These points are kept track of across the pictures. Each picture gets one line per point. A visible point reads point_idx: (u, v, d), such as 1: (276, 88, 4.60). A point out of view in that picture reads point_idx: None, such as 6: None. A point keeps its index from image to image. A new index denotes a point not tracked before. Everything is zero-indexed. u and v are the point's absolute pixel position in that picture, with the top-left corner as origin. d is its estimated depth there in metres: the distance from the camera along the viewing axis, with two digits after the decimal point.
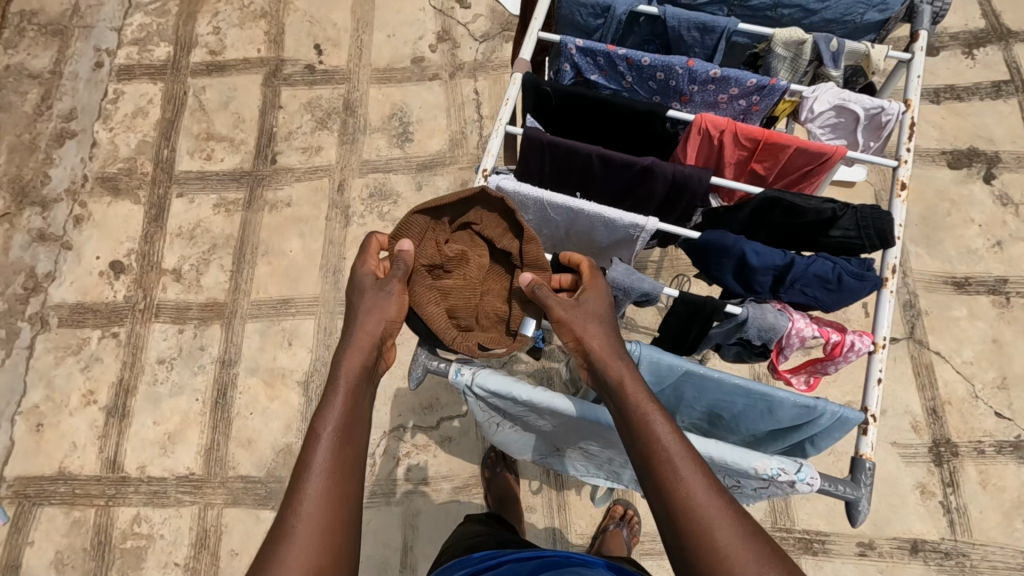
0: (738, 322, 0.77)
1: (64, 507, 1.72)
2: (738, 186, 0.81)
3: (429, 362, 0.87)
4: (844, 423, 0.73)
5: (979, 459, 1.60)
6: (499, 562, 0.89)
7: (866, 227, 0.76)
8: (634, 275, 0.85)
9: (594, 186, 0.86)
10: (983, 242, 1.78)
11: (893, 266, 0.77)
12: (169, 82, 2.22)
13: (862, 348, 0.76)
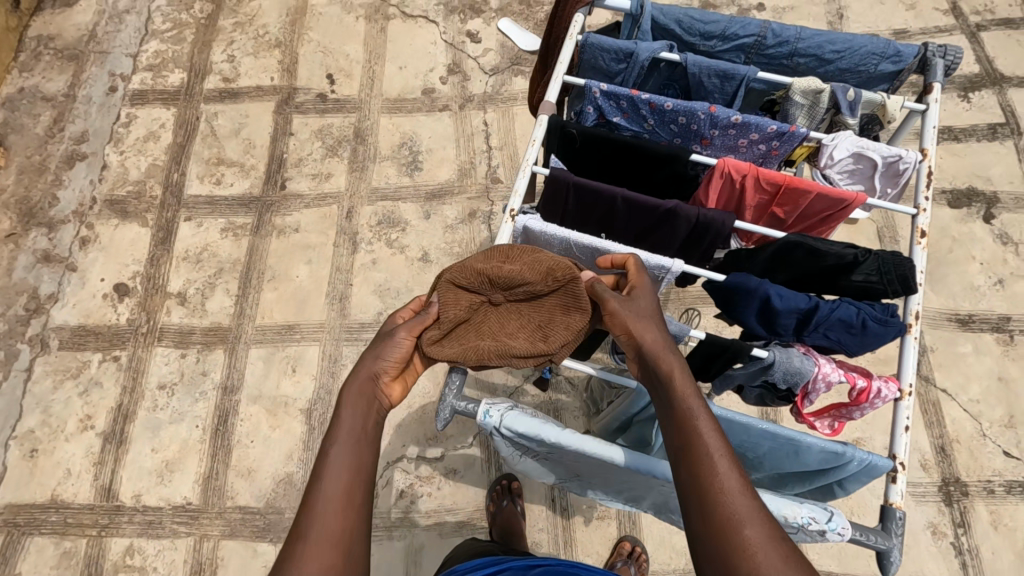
0: (763, 365, 0.77)
1: (55, 537, 1.67)
2: (759, 230, 0.82)
3: (457, 403, 0.77)
4: (872, 468, 0.72)
5: (990, 498, 1.59)
6: (503, 567, 0.87)
7: (887, 273, 0.77)
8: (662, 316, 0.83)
9: (618, 228, 0.87)
10: (985, 280, 1.81)
11: (916, 313, 0.78)
12: (181, 108, 2.25)
13: (889, 394, 0.76)
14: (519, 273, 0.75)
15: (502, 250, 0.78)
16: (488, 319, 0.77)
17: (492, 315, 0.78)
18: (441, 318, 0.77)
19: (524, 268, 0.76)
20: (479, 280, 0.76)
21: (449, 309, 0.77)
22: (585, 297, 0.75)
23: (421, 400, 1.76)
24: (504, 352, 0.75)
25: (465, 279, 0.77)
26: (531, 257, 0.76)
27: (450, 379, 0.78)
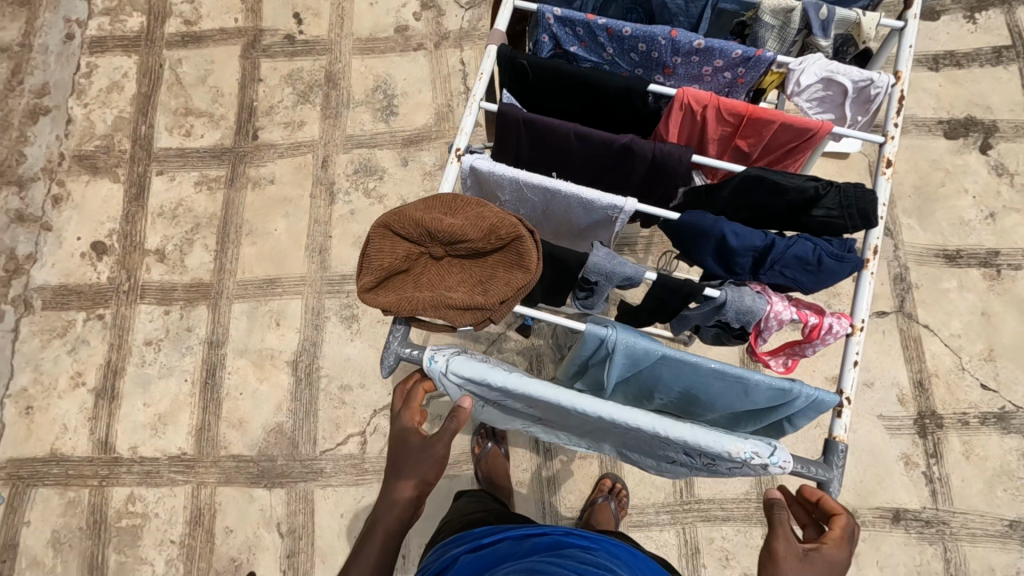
0: (715, 305, 0.75)
1: (59, 488, 1.74)
2: (720, 165, 0.78)
3: (401, 349, 0.81)
4: (820, 404, 0.73)
5: (963, 430, 1.62)
6: (500, 539, 0.92)
7: (849, 207, 0.74)
8: (618, 259, 0.76)
9: (572, 167, 0.82)
10: (977, 213, 1.76)
11: (874, 248, 0.76)
12: (143, 55, 2.14)
13: (840, 330, 0.75)
14: (459, 227, 0.63)
15: (444, 198, 0.66)
16: (427, 274, 0.67)
17: (432, 268, 0.67)
18: (373, 269, 0.65)
19: (467, 223, 0.64)
20: (418, 232, 0.64)
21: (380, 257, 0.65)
22: (531, 255, 0.65)
23: None
24: (440, 307, 0.65)
25: (400, 228, 0.65)
26: (476, 211, 0.65)
27: (393, 330, 0.82)
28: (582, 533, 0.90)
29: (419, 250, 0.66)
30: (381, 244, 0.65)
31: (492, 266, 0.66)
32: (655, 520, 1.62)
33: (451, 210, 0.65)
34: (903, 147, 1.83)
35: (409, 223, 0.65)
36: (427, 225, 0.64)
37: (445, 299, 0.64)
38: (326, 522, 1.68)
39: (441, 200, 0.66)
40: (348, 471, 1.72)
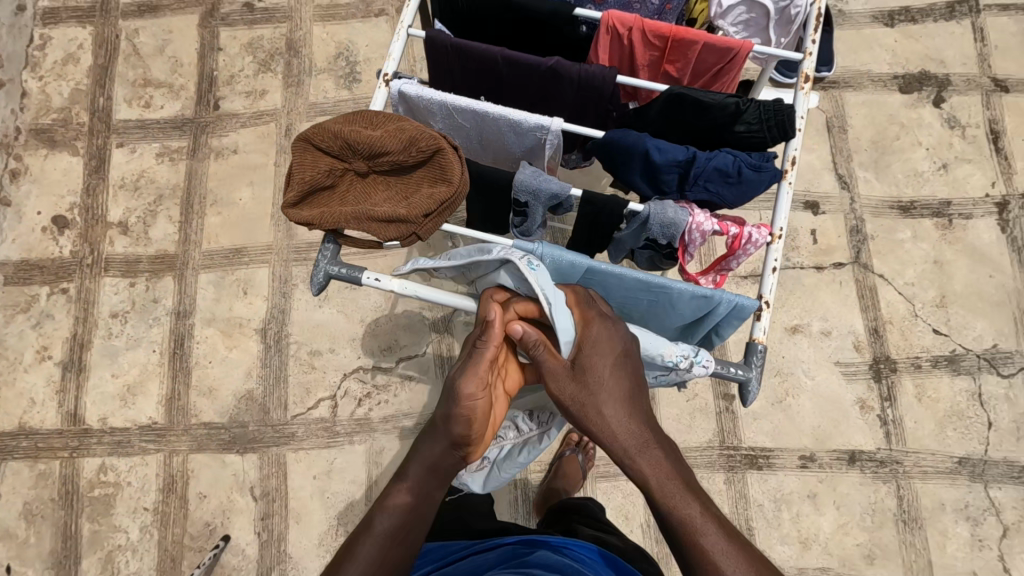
0: (641, 221, 0.79)
1: (29, 461, 1.73)
2: (645, 85, 0.81)
3: (331, 267, 0.78)
4: (741, 309, 0.81)
5: (916, 373, 1.67)
6: (467, 555, 0.98)
7: (767, 120, 0.77)
8: (543, 177, 0.78)
9: (505, 94, 0.86)
10: (930, 165, 1.80)
11: (794, 159, 0.78)
12: (98, 26, 2.09)
13: (760, 239, 0.78)
14: (379, 139, 0.68)
15: (364, 115, 0.70)
16: (352, 188, 0.71)
17: (357, 185, 0.72)
18: (299, 184, 0.69)
19: (386, 135, 0.68)
20: (340, 145, 0.68)
21: (303, 172, 0.69)
22: (453, 169, 0.70)
23: (374, 313, 1.80)
24: (363, 219, 0.69)
25: (324, 142, 0.69)
26: (396, 126, 0.69)
27: (324, 246, 0.80)
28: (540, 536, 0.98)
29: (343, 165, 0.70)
30: (306, 159, 0.69)
31: (415, 180, 0.71)
32: (622, 470, 1.66)
33: (371, 125, 0.69)
34: (860, 102, 1.86)
35: (331, 137, 0.69)
36: (349, 138, 0.68)
37: (368, 208, 0.68)
38: (298, 484, 1.70)
39: (362, 117, 0.70)
40: (320, 434, 1.73)
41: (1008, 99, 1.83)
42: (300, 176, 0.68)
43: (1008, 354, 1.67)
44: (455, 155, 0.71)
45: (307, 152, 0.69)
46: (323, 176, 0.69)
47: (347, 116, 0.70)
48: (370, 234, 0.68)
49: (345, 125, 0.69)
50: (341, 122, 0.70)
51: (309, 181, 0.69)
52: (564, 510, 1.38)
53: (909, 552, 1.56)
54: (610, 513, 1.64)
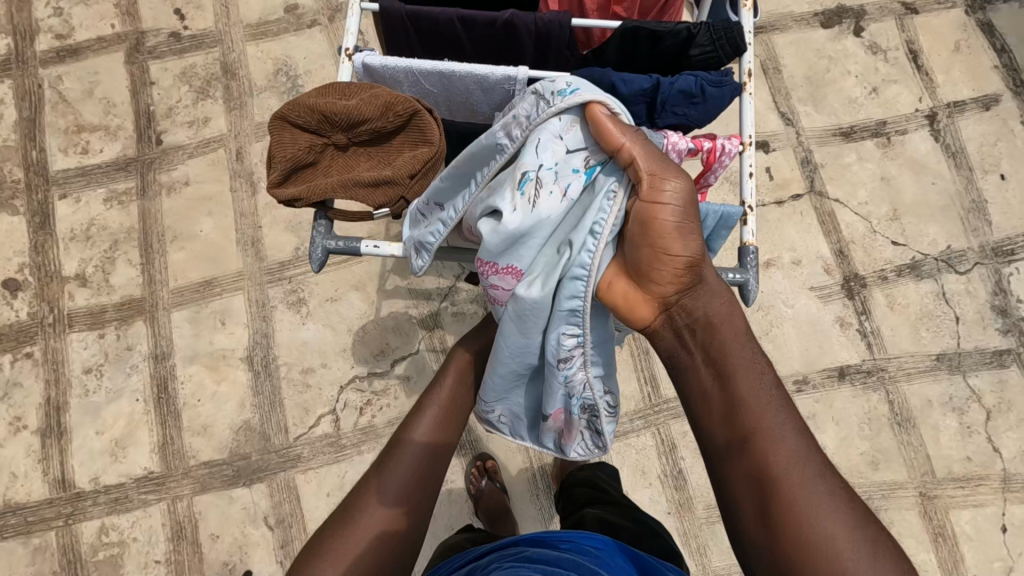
0: None
1: (21, 537, 1.64)
2: (599, 24, 0.84)
3: (328, 242, 0.79)
4: (727, 219, 0.83)
5: (884, 285, 1.77)
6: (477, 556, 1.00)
7: (719, 40, 0.82)
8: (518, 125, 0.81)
9: (466, 52, 0.89)
10: (862, 91, 1.91)
11: (749, 72, 0.84)
12: (18, 78, 1.99)
13: (732, 150, 0.81)
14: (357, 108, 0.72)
15: (336, 88, 0.74)
16: (335, 161, 0.76)
17: (339, 159, 0.77)
18: (284, 161, 0.73)
19: (362, 103, 0.73)
20: (319, 119, 0.73)
21: (285, 148, 0.73)
22: (430, 130, 0.75)
23: (360, 321, 1.79)
24: (350, 186, 0.73)
25: (302, 119, 0.73)
26: (369, 94, 0.73)
27: (317, 223, 0.80)
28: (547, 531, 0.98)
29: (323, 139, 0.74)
30: (286, 137, 0.73)
31: (396, 145, 0.76)
32: (631, 428, 1.70)
33: (345, 96, 0.73)
34: (788, 42, 1.95)
35: (308, 112, 0.73)
36: (327, 112, 0.72)
37: (355, 176, 0.73)
38: (313, 504, 1.66)
39: (334, 89, 0.74)
40: (326, 450, 1.70)
41: (919, 19, 1.96)
42: (285, 154, 0.73)
43: (962, 252, 1.79)
44: (432, 118, 0.76)
45: (287, 128, 0.73)
46: (306, 151, 0.74)
47: (320, 91, 0.74)
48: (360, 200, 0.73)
49: (320, 98, 0.73)
50: (315, 96, 0.74)
51: (294, 157, 0.73)
52: (568, 497, 1.43)
53: (907, 451, 1.66)
54: (627, 469, 1.67)
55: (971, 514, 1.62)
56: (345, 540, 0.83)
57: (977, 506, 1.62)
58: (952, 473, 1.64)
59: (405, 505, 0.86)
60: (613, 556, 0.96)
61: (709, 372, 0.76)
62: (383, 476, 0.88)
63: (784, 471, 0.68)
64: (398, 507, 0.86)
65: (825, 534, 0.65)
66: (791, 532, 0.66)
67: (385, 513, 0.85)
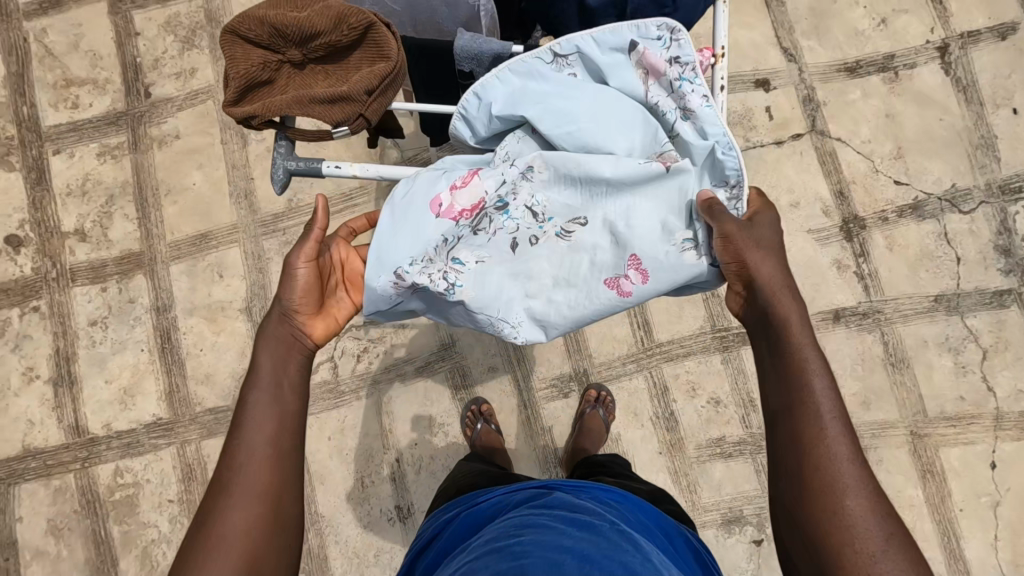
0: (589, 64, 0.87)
1: (42, 480, 1.73)
2: None
3: (287, 163, 0.83)
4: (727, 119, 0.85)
5: (885, 226, 1.73)
6: (490, 495, 1.05)
7: None
8: (482, 41, 0.86)
9: None
10: (870, 22, 1.82)
11: None
12: (3, 32, 1.96)
13: (701, 60, 0.84)
14: (308, 22, 0.71)
15: (289, 2, 0.73)
16: (292, 80, 0.76)
17: (296, 78, 0.76)
18: (236, 78, 0.73)
19: (314, 15, 0.71)
20: (270, 35, 0.72)
21: (238, 64, 0.72)
22: (389, 43, 0.73)
23: None
24: (306, 104, 0.73)
25: (255, 35, 0.72)
26: (322, 5, 0.72)
27: (277, 145, 0.83)
28: (561, 481, 1.03)
29: (278, 58, 0.74)
30: (238, 54, 0.73)
31: (354, 62, 0.75)
32: (624, 370, 1.72)
33: (297, 11, 0.72)
34: None
35: (258, 27, 0.72)
36: (279, 25, 0.71)
37: (309, 91, 0.72)
38: (315, 447, 1.72)
39: (286, 3, 0.73)
40: (326, 396, 1.74)
41: None
42: (236, 70, 0.72)
43: (967, 191, 1.74)
44: (390, 29, 0.75)
45: (239, 47, 0.73)
46: (261, 70, 0.74)
47: (270, 4, 0.73)
48: (317, 117, 0.72)
49: (272, 11, 0.72)
50: (267, 10, 0.73)
51: (247, 76, 0.73)
52: (592, 466, 1.42)
53: (899, 391, 1.66)
54: (620, 411, 1.70)
55: (960, 451, 1.64)
56: (233, 521, 0.79)
57: (967, 444, 1.64)
58: (944, 412, 1.65)
59: (263, 495, 0.81)
60: (628, 510, 0.99)
61: (777, 348, 0.79)
62: (231, 488, 0.81)
63: (822, 443, 0.73)
64: (258, 503, 0.81)
65: (851, 520, 0.69)
66: (823, 508, 0.70)
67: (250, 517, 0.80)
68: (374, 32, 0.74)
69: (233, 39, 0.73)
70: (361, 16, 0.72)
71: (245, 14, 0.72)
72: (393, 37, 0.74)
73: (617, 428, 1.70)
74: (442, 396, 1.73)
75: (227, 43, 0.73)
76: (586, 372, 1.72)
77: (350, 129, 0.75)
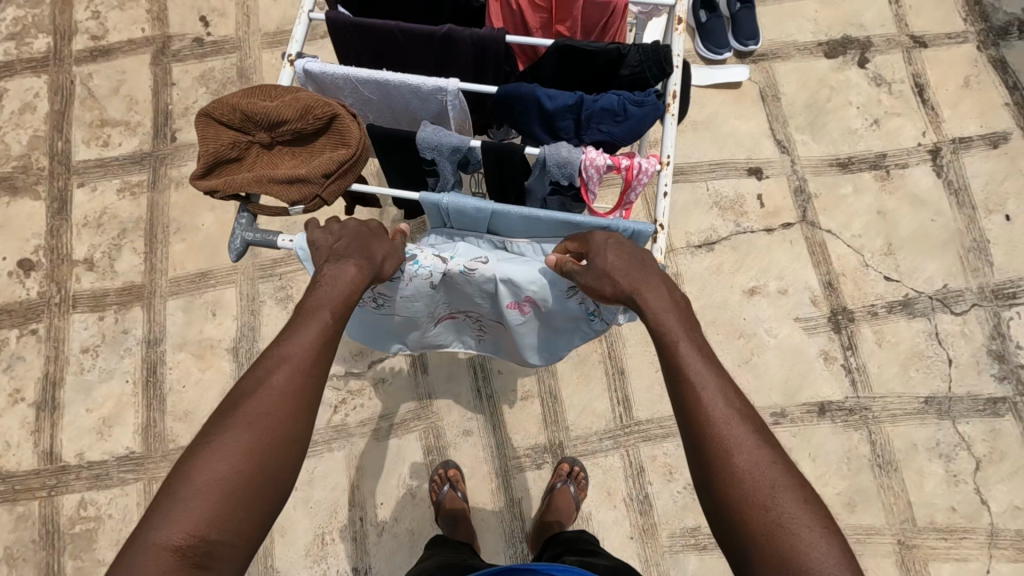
0: (540, 164, 0.87)
1: (7, 504, 1.72)
2: (531, 41, 0.90)
3: (245, 232, 0.86)
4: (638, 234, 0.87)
5: (874, 320, 1.72)
6: None
7: (646, 61, 0.87)
8: (441, 132, 0.88)
9: (409, 61, 0.96)
10: (862, 122, 1.88)
11: (675, 93, 0.89)
12: (53, 74, 2.14)
13: (650, 168, 0.84)
14: (275, 112, 0.78)
15: (262, 92, 0.80)
16: (259, 159, 0.82)
17: (263, 157, 0.82)
18: (207, 156, 0.79)
19: (282, 106, 0.78)
20: (241, 121, 0.79)
21: (209, 144, 0.80)
22: (351, 134, 0.81)
23: None
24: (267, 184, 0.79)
25: (227, 121, 0.79)
26: (291, 97, 0.79)
27: (239, 217, 0.87)
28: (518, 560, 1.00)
29: (247, 139, 0.81)
30: (210, 135, 0.80)
31: (317, 147, 0.82)
32: (600, 447, 1.68)
33: (268, 101, 0.79)
34: (789, 70, 1.94)
35: (231, 113, 0.79)
36: (248, 112, 0.78)
37: (268, 171, 0.78)
38: None
39: (258, 92, 0.80)
40: None
41: (927, 52, 1.92)
42: (207, 149, 0.79)
43: (959, 292, 1.73)
44: (354, 123, 0.82)
45: (211, 130, 0.80)
46: (229, 150, 0.80)
47: (245, 93, 0.80)
48: (274, 196, 0.78)
49: (245, 99, 0.79)
50: (240, 97, 0.80)
51: (215, 154, 0.79)
52: (566, 543, 1.33)
53: (887, 495, 1.59)
54: (593, 488, 1.65)
55: (953, 568, 1.53)
56: (237, 436, 0.65)
57: (959, 561, 1.54)
58: (934, 523, 1.56)
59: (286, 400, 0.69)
60: None
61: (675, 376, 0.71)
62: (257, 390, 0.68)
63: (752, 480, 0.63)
64: (280, 408, 0.68)
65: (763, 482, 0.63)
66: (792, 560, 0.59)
67: (254, 433, 0.65)
68: (338, 123, 0.81)
69: (209, 122, 0.80)
70: (325, 108, 0.79)
71: (220, 101, 0.80)
72: (355, 126, 0.81)
73: (588, 506, 1.64)
74: (413, 455, 1.71)
75: (202, 126, 0.80)
76: (562, 445, 1.69)
77: (305, 208, 0.82)
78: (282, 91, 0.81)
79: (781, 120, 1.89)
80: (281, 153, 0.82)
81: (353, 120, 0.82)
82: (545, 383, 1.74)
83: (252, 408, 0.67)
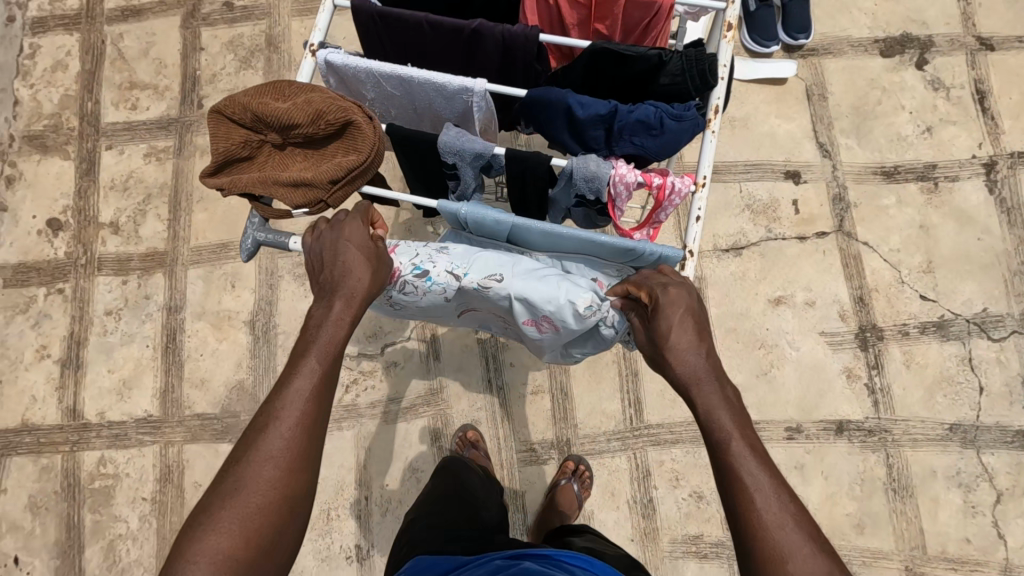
0: (568, 176, 0.83)
1: (32, 455, 1.80)
2: (567, 41, 0.85)
3: (257, 233, 0.86)
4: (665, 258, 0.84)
5: (904, 340, 1.64)
6: None
7: (689, 70, 0.82)
8: (463, 136, 0.85)
9: (436, 56, 0.92)
10: (914, 129, 1.77)
11: (716, 108, 0.85)
12: (84, 32, 2.13)
13: (683, 189, 0.80)
14: (286, 115, 0.77)
15: (274, 91, 0.78)
16: (269, 159, 0.81)
17: (275, 156, 0.82)
18: (219, 155, 0.80)
19: (292, 109, 0.77)
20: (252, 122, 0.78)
21: (220, 143, 0.79)
22: (363, 141, 0.80)
23: None
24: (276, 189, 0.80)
25: (238, 120, 0.78)
26: (303, 99, 0.78)
27: (252, 217, 0.87)
28: None
29: (258, 139, 0.80)
30: (221, 133, 0.79)
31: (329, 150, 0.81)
32: (608, 447, 1.67)
33: (278, 101, 0.78)
34: (840, 68, 1.82)
35: (241, 112, 0.78)
36: (258, 113, 0.77)
37: (277, 177, 0.78)
38: None
39: (269, 90, 0.78)
40: None
41: (993, 56, 1.79)
42: (218, 149, 0.79)
43: (999, 317, 1.64)
44: (367, 128, 0.80)
45: (223, 127, 0.79)
46: (241, 150, 0.80)
47: (256, 90, 0.79)
48: (282, 202, 0.80)
49: (256, 98, 0.78)
50: (251, 95, 0.79)
51: (225, 154, 0.80)
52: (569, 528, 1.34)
53: (899, 520, 1.55)
54: (597, 488, 1.64)
55: None
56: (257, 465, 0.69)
57: None
58: (946, 552, 1.52)
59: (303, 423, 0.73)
60: None
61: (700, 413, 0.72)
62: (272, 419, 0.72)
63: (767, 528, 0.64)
64: (295, 433, 0.72)
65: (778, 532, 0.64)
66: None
67: (267, 461, 0.69)
68: (350, 129, 0.79)
69: (220, 119, 0.79)
70: (337, 113, 0.77)
71: (232, 97, 0.79)
72: (367, 133, 0.80)
73: (591, 505, 1.64)
74: (420, 440, 1.72)
75: (215, 122, 0.80)
76: (569, 442, 1.69)
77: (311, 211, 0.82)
78: (295, 90, 0.79)
79: (825, 122, 1.79)
80: (292, 153, 0.82)
81: (366, 124, 0.81)
82: (556, 379, 1.72)
83: (264, 439, 0.71)
